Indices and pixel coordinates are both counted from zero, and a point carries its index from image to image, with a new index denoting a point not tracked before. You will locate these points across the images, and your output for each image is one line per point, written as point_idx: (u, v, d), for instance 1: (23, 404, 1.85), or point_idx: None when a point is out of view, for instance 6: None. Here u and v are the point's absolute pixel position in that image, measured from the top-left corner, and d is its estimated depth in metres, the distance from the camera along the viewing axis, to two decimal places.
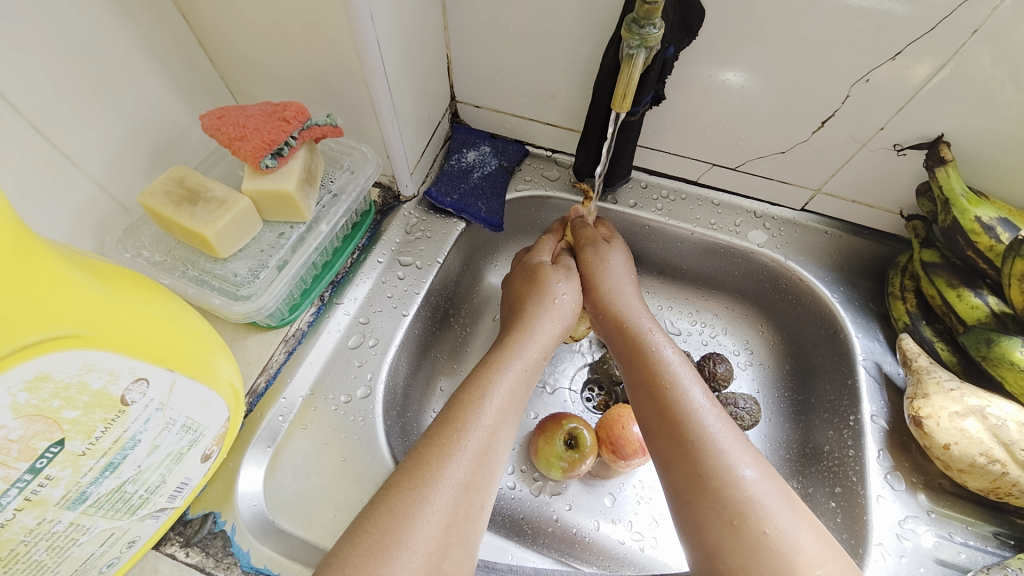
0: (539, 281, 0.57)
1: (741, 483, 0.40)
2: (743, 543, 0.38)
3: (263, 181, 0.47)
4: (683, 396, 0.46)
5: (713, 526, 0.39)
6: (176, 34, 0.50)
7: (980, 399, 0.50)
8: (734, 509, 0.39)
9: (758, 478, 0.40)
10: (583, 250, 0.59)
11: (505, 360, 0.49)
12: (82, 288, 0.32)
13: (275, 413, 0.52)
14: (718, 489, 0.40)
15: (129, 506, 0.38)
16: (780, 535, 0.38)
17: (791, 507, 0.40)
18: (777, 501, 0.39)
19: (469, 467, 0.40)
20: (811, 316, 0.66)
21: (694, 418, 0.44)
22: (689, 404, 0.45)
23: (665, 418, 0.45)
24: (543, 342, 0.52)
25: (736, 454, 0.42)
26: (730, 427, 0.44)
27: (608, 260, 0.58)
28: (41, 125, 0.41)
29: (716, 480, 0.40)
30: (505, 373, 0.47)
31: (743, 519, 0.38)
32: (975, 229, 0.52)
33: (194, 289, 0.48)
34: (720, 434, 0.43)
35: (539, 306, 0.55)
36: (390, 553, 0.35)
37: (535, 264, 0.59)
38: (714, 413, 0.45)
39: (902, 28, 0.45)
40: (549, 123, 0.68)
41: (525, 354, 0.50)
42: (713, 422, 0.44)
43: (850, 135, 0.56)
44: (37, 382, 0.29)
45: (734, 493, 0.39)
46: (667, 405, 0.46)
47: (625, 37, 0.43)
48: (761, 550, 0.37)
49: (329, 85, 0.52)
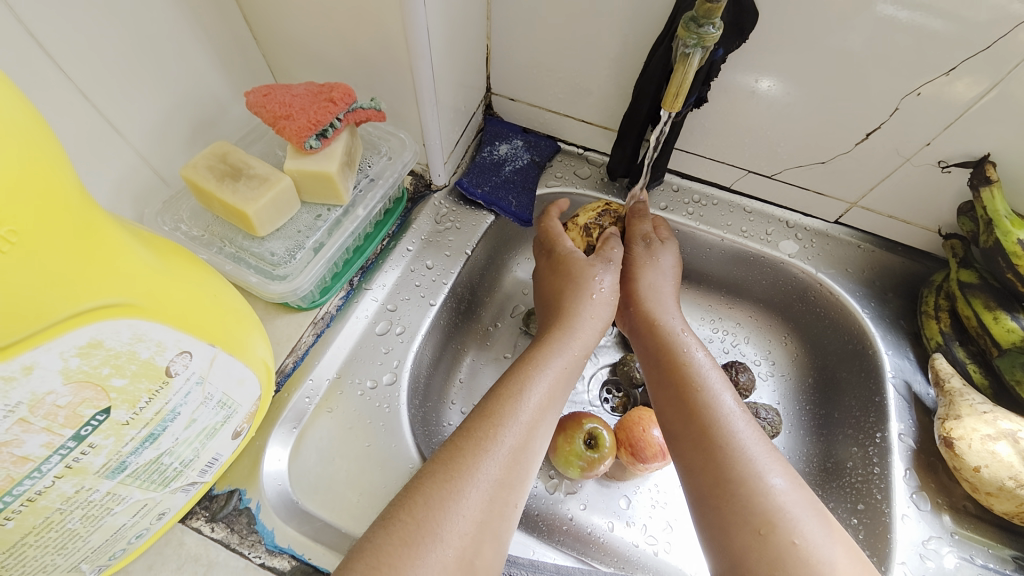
0: (582, 272, 0.54)
1: (771, 492, 0.39)
2: (772, 553, 0.37)
3: (306, 162, 0.47)
4: (713, 400, 0.45)
5: (741, 533, 0.38)
6: (222, 9, 0.50)
7: (1013, 423, 0.50)
8: (764, 518, 0.38)
9: (787, 488, 0.40)
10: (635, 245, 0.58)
11: (545, 357, 0.47)
12: (136, 258, 0.32)
13: (302, 394, 0.52)
14: (747, 496, 0.39)
15: (163, 478, 0.38)
16: (810, 547, 0.37)
17: (822, 521, 0.39)
18: (809, 514, 0.39)
19: (503, 465, 0.40)
20: (838, 330, 0.65)
21: (720, 423, 0.43)
22: (719, 408, 0.44)
23: (689, 420, 0.44)
24: (586, 343, 0.51)
25: (765, 463, 0.41)
26: (759, 434, 0.43)
27: (657, 260, 0.57)
28: (87, 90, 0.41)
29: (746, 487, 0.39)
30: (544, 371, 0.46)
31: (772, 529, 0.37)
32: (1016, 251, 0.52)
33: (230, 266, 0.48)
34: (750, 442, 0.42)
35: (574, 289, 0.53)
36: (427, 545, 0.35)
37: (569, 255, 0.56)
38: (743, 420, 0.44)
39: (956, 44, 0.45)
40: (584, 120, 0.67)
41: (567, 354, 0.49)
42: (743, 429, 0.43)
43: (894, 149, 0.55)
44: (89, 348, 0.29)
45: (764, 502, 0.39)
46: (692, 408, 0.45)
47: (681, 35, 0.42)
48: (791, 560, 0.36)
49: (374, 69, 0.52)
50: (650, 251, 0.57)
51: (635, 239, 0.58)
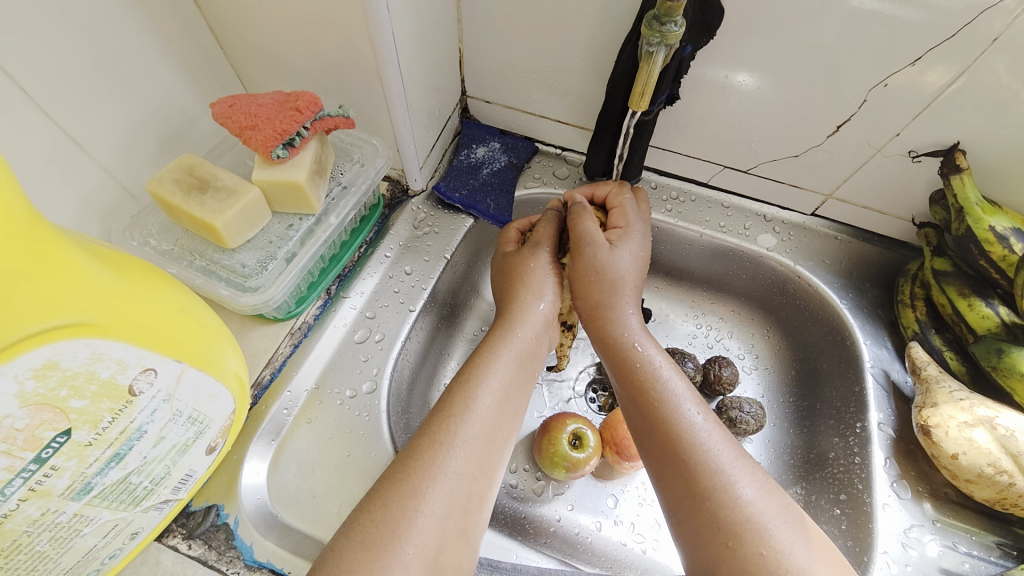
0: (516, 266, 0.54)
1: (739, 503, 0.38)
2: (740, 565, 0.36)
3: (274, 171, 0.47)
4: (674, 413, 0.43)
5: (711, 546, 0.38)
6: (187, 20, 0.49)
7: (989, 410, 0.50)
8: (732, 531, 0.37)
9: (756, 497, 0.39)
10: (581, 253, 0.51)
11: (494, 348, 0.47)
12: (94, 277, 0.31)
13: (280, 406, 0.51)
14: (715, 509, 0.38)
15: (133, 497, 0.38)
16: (780, 558, 0.36)
17: (793, 526, 0.38)
18: (778, 521, 0.38)
19: (467, 457, 0.40)
20: (817, 321, 0.66)
21: (685, 437, 0.42)
22: (681, 421, 0.43)
23: (653, 437, 0.43)
24: (534, 324, 0.50)
25: (734, 472, 0.40)
26: (729, 442, 0.42)
27: (611, 262, 0.51)
28: (49, 106, 0.40)
29: (713, 501, 0.39)
30: (497, 362, 0.46)
31: (740, 541, 0.37)
32: (988, 239, 0.52)
33: (201, 279, 0.47)
34: (717, 453, 0.41)
35: (522, 287, 0.52)
36: (385, 547, 0.35)
37: (510, 256, 0.56)
38: (708, 430, 0.42)
39: (920, 34, 0.45)
40: (560, 121, 0.67)
41: (516, 343, 0.48)
42: (708, 440, 0.42)
43: (865, 141, 0.55)
44: (44, 370, 0.28)
45: (731, 513, 0.38)
46: (655, 423, 0.43)
47: (645, 34, 0.42)
48: (760, 573, 0.36)
49: (343, 76, 0.52)
50: (598, 258, 0.50)
51: (580, 244, 0.51)
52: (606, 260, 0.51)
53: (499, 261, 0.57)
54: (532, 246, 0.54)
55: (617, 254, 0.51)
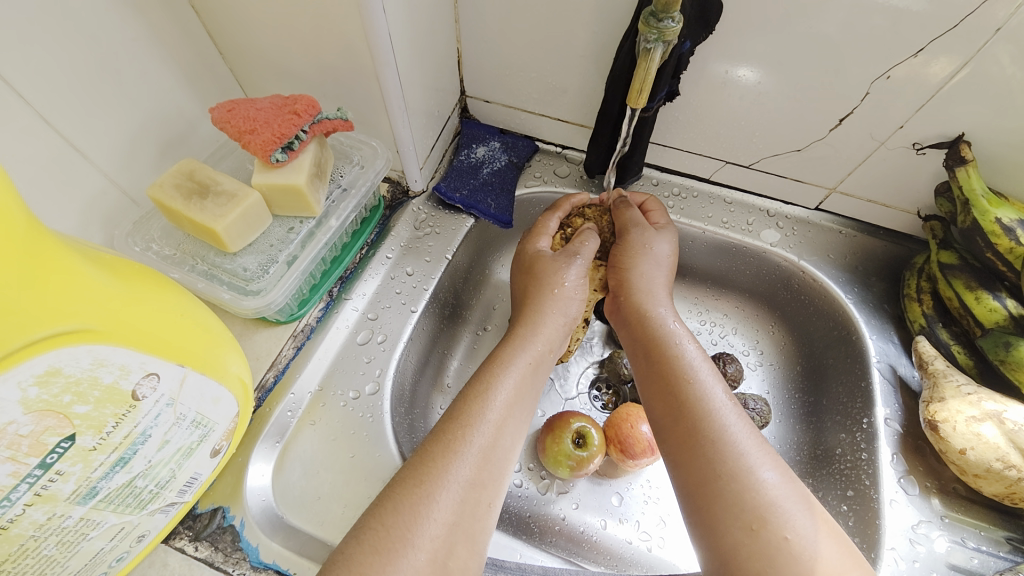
0: (545, 270, 0.54)
1: (762, 486, 0.38)
2: (761, 549, 0.36)
3: (273, 175, 0.47)
4: (704, 393, 0.43)
5: (732, 529, 0.37)
6: (185, 26, 0.50)
7: (996, 403, 0.49)
8: (756, 514, 0.37)
9: (779, 482, 0.39)
10: (629, 232, 0.55)
11: (510, 355, 0.47)
12: (95, 283, 0.31)
13: (284, 408, 0.52)
14: (738, 492, 0.38)
15: (138, 501, 0.38)
16: (802, 542, 0.36)
17: (813, 514, 0.38)
18: (800, 506, 0.38)
19: (475, 465, 0.40)
20: (823, 317, 0.65)
21: (712, 417, 0.42)
22: (710, 401, 0.43)
23: (678, 417, 0.43)
24: (550, 338, 0.51)
25: (757, 457, 0.40)
26: (750, 427, 0.42)
27: (654, 242, 0.55)
28: (49, 114, 0.41)
29: (737, 483, 0.38)
30: (510, 369, 0.46)
31: (764, 525, 0.37)
32: (995, 231, 0.51)
33: (203, 283, 0.48)
34: (742, 436, 0.41)
35: (551, 282, 0.53)
36: (397, 551, 0.34)
37: (541, 253, 0.55)
38: (735, 413, 0.43)
39: (922, 24, 0.44)
40: (560, 119, 0.67)
41: (530, 349, 0.48)
42: (734, 422, 0.42)
43: (867, 134, 0.55)
44: (47, 377, 0.29)
45: (755, 497, 0.38)
46: (682, 403, 0.43)
47: (642, 30, 0.42)
48: (782, 558, 0.36)
49: (341, 79, 0.52)
50: (645, 238, 0.55)
51: (628, 225, 0.56)
52: (651, 240, 0.55)
53: (528, 255, 0.56)
54: (569, 257, 0.54)
55: (661, 237, 0.56)
